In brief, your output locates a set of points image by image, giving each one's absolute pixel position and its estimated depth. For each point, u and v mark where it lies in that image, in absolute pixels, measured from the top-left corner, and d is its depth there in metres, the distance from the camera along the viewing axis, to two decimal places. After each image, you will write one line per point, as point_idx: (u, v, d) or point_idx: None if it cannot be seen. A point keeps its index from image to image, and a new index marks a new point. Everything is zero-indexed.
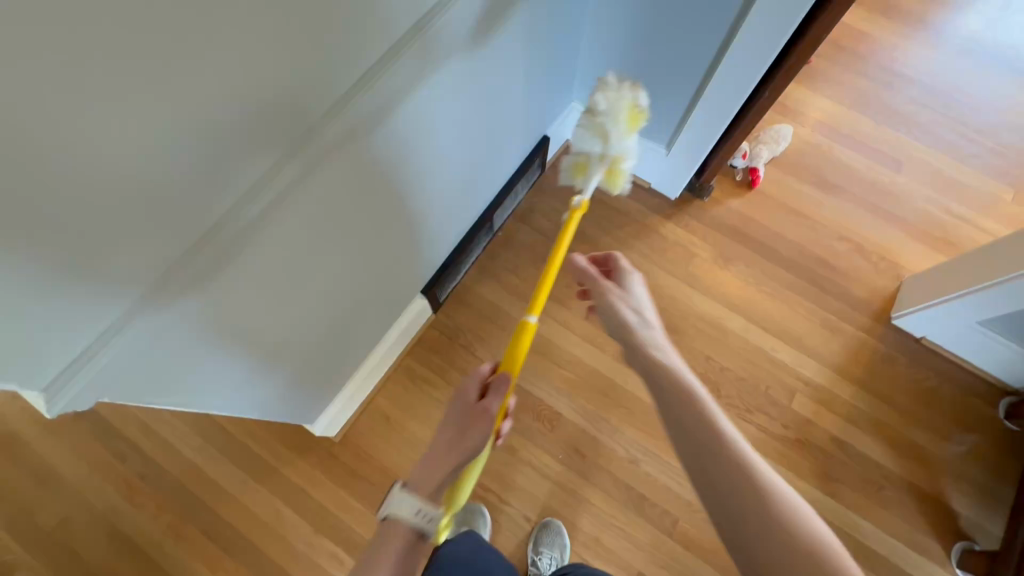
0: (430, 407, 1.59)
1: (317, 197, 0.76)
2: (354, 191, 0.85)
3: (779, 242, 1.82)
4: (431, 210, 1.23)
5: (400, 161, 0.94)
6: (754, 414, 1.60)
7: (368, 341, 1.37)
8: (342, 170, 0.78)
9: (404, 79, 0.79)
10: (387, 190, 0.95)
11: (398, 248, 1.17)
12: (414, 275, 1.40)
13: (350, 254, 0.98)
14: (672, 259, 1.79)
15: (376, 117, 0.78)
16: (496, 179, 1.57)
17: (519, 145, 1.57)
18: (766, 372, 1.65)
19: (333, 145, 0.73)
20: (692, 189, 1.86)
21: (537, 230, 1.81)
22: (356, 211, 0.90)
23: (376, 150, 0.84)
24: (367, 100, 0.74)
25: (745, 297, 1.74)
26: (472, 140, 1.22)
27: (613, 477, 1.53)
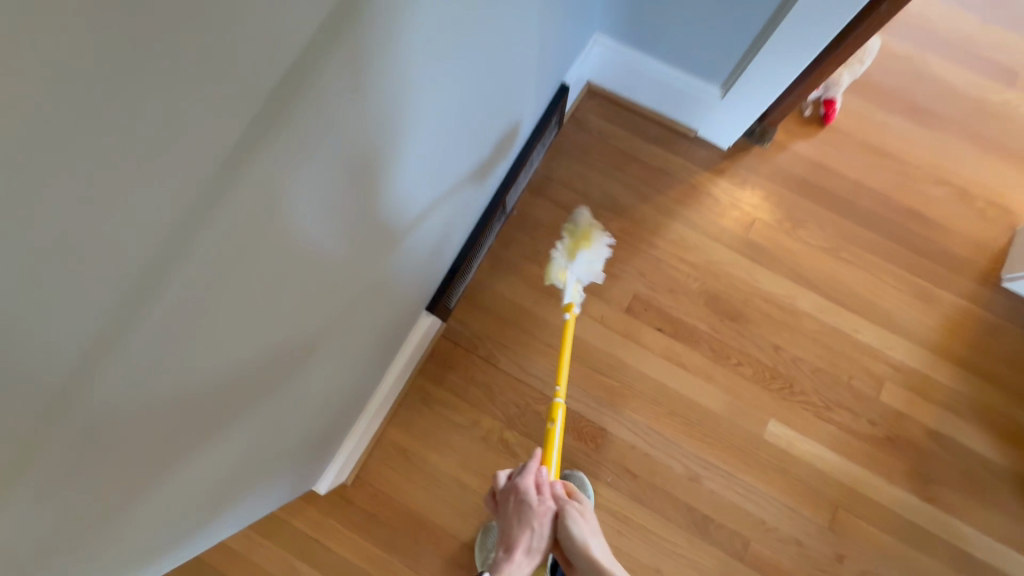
0: (452, 434, 1.36)
1: (280, 284, 0.52)
2: (333, 257, 0.61)
3: (861, 194, 1.46)
4: (421, 244, 0.94)
5: (390, 195, 0.69)
6: (836, 411, 1.35)
7: (366, 384, 1.12)
8: (312, 242, 0.54)
9: (392, 92, 0.55)
10: (376, 236, 0.71)
11: (393, 289, 0.92)
12: (415, 299, 1.11)
13: (335, 326, 0.74)
14: (729, 226, 1.46)
15: (356, 154, 0.54)
16: (506, 158, 1.23)
17: (531, 111, 1.22)
18: (847, 360, 1.38)
19: (298, 211, 0.48)
20: (751, 135, 1.51)
21: (559, 205, 1.47)
22: (337, 278, 0.65)
23: (359, 195, 0.59)
24: (345, 137, 0.50)
25: (821, 267, 1.42)
26: (473, 143, 0.93)
27: (672, 498, 1.32)
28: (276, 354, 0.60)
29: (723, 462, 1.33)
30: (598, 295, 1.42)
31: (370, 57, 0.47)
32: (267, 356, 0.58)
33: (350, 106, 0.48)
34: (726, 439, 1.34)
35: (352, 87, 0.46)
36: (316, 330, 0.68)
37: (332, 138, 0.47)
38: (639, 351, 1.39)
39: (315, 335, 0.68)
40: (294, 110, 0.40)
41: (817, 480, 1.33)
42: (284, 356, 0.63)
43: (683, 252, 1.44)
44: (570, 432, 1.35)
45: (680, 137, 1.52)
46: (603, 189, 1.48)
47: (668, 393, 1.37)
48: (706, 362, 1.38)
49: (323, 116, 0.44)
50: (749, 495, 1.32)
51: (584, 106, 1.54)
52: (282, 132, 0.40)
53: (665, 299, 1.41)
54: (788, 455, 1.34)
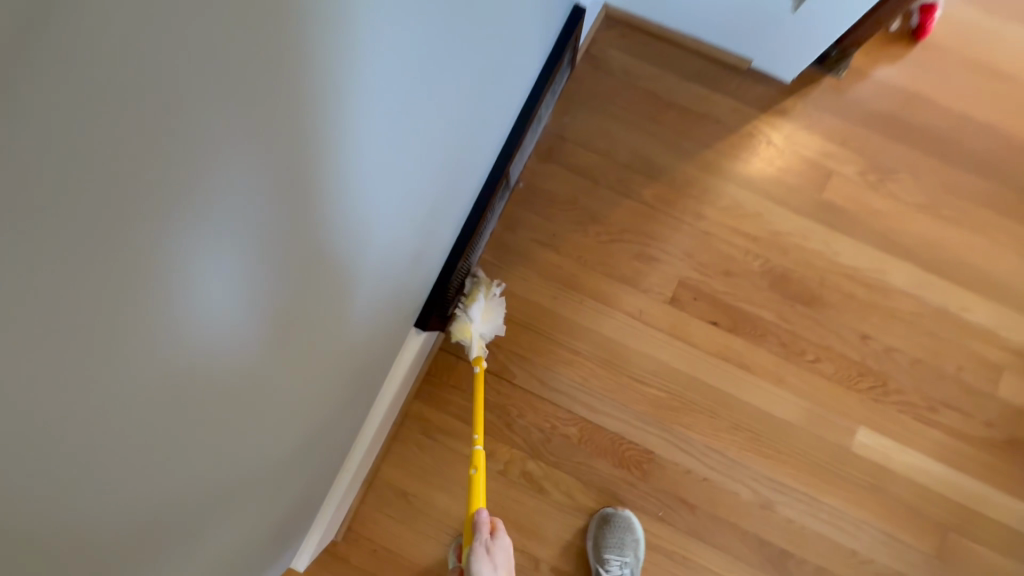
0: (461, 469, 1.09)
1: (177, 381, 0.34)
2: (262, 333, 0.43)
3: (966, 132, 1.14)
4: (399, 282, 0.74)
5: (347, 233, 0.51)
6: (941, 412, 1.08)
7: (343, 436, 0.84)
8: (224, 316, 0.36)
9: (344, 90, 0.41)
10: (330, 288, 0.53)
11: (358, 349, 0.70)
12: (396, 320, 0.83)
13: (271, 425, 0.53)
14: (797, 184, 1.13)
15: (291, 183, 0.38)
16: (503, 117, 0.92)
17: (532, 48, 0.90)
18: (954, 347, 1.09)
19: (193, 264, 0.31)
20: (822, 62, 1.17)
21: (577, 171, 1.15)
22: (270, 362, 0.46)
23: (298, 241, 0.42)
24: (271, 157, 0.35)
25: (917, 230, 1.11)
26: (464, 144, 0.76)
27: (740, 532, 1.06)
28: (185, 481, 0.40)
29: (801, 484, 1.07)
30: (632, 284, 1.12)
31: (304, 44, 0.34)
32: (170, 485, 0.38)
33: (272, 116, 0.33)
34: (804, 455, 1.08)
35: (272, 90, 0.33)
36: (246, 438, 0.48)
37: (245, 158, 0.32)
38: (690, 351, 1.10)
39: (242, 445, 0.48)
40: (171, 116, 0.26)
41: (919, 498, 1.07)
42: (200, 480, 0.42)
43: (739, 222, 1.13)
44: (609, 459, 1.08)
45: (727, 72, 1.18)
46: (631, 147, 1.15)
47: (730, 403, 1.09)
48: (776, 361, 1.09)
49: (225, 123, 0.30)
50: (836, 521, 1.06)
51: (600, 39, 1.19)
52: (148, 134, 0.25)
53: (719, 285, 1.11)
54: (883, 469, 1.07)
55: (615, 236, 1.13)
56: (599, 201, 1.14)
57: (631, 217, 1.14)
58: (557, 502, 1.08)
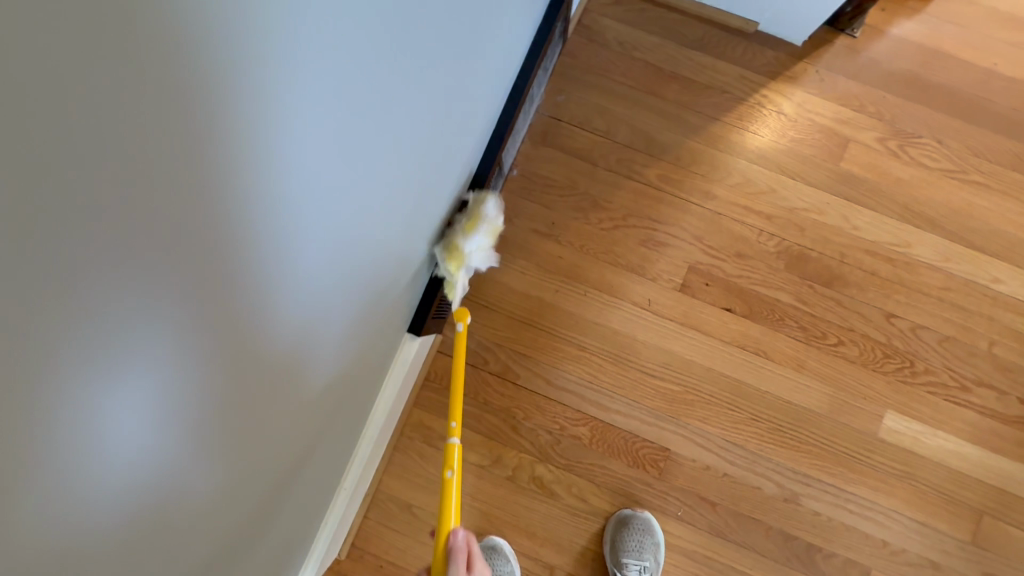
0: (467, 478, 1.03)
1: (113, 548, 0.27)
2: (217, 450, 0.36)
3: (993, 90, 1.06)
4: (375, 327, 0.67)
5: (314, 309, 0.44)
6: (972, 391, 1.01)
7: (338, 459, 0.77)
8: (164, 455, 0.30)
9: (296, 162, 0.34)
10: (300, 370, 0.46)
11: (339, 408, 0.64)
12: (386, 334, 0.76)
13: (243, 526, 0.46)
14: (812, 155, 1.05)
15: (240, 284, 0.31)
16: (490, 99, 0.84)
17: (518, 22, 0.82)
18: (985, 321, 1.02)
19: (119, 420, 0.25)
20: (834, 22, 1.08)
21: (574, 153, 1.07)
22: (233, 471, 0.40)
23: (256, 341, 0.36)
24: (213, 266, 0.28)
25: (942, 198, 1.04)
26: (437, 166, 0.70)
27: (765, 528, 1.00)
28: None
29: (827, 474, 1.01)
30: (639, 272, 1.05)
31: (251, 126, 0.27)
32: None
33: (212, 219, 0.27)
34: (828, 444, 1.01)
35: (213, 190, 0.26)
36: (214, 553, 0.42)
37: (182, 276, 0.26)
38: (704, 341, 1.03)
39: (211, 563, 0.41)
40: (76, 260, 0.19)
41: (953, 484, 1.00)
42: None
43: (750, 199, 1.05)
44: (622, 458, 1.02)
45: (732, 38, 1.09)
46: (632, 124, 1.07)
47: (748, 393, 1.02)
48: (795, 345, 1.03)
49: (151, 244, 0.23)
50: (865, 512, 1.00)
51: (593, 9, 1.10)
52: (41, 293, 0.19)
53: (732, 268, 1.04)
54: (913, 456, 1.01)
55: (618, 222, 1.06)
56: (600, 184, 1.06)
57: (634, 200, 1.06)
58: (569, 506, 1.02)
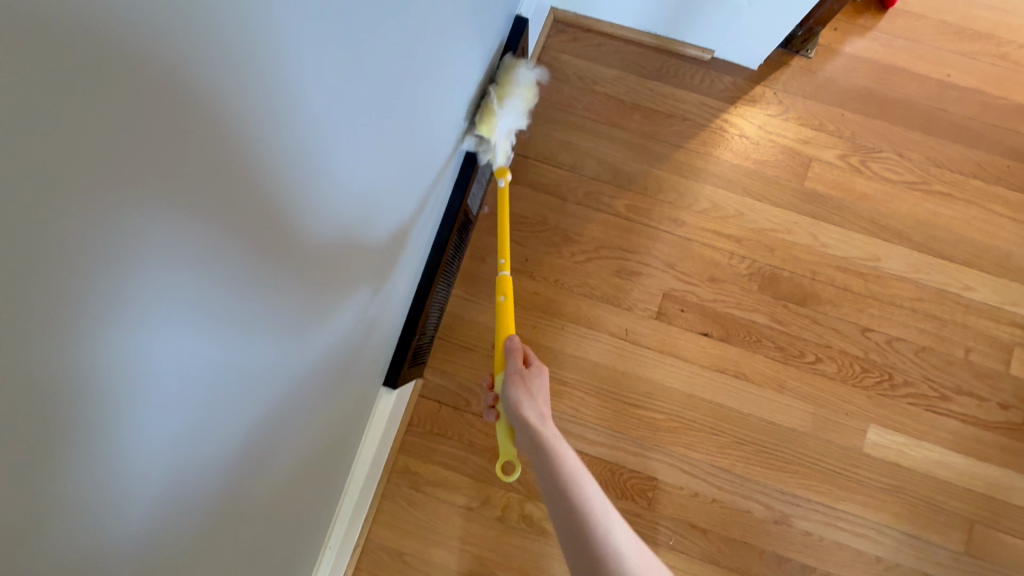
0: (456, 521, 1.02)
1: (150, 474, 0.32)
2: (241, 382, 0.40)
3: (949, 100, 1.08)
4: (382, 296, 0.72)
5: (323, 239, 0.47)
6: (953, 400, 1.02)
7: (319, 512, 0.76)
8: (220, 340, 0.35)
9: (329, 92, 0.40)
10: (330, 277, 0.52)
11: (350, 368, 0.67)
12: (362, 378, 0.76)
13: (274, 459, 0.51)
14: (777, 176, 1.07)
15: (276, 190, 0.37)
16: (460, 130, 0.84)
17: (481, 57, 0.83)
18: (959, 329, 1.03)
19: (186, 301, 0.30)
20: (787, 43, 1.10)
21: (543, 189, 1.08)
22: (260, 401, 0.44)
23: (294, 255, 0.43)
24: (229, 198, 0.31)
25: (908, 210, 1.05)
26: (436, 148, 0.74)
27: (758, 551, 1.00)
28: (186, 546, 0.39)
29: (815, 492, 1.00)
30: (615, 302, 1.05)
31: (234, 85, 0.29)
32: (168, 562, 0.38)
33: (213, 176, 0.29)
34: (815, 461, 1.01)
35: (208, 151, 0.28)
36: (247, 480, 0.47)
37: (190, 231, 0.29)
38: (684, 366, 1.04)
39: (244, 487, 0.47)
40: (95, 223, 0.22)
41: (941, 494, 1.00)
42: (214, 518, 0.42)
43: (719, 223, 1.06)
44: (611, 490, 1.02)
45: (690, 66, 1.11)
46: (598, 157, 1.08)
47: (731, 416, 1.02)
48: (775, 366, 1.03)
49: (163, 206, 0.26)
50: (857, 528, 1.00)
51: (552, 46, 1.12)
52: (73, 261, 0.22)
53: (706, 292, 1.05)
54: (900, 468, 1.01)
55: (591, 253, 1.06)
56: (570, 218, 1.07)
57: (605, 231, 1.07)
58: None
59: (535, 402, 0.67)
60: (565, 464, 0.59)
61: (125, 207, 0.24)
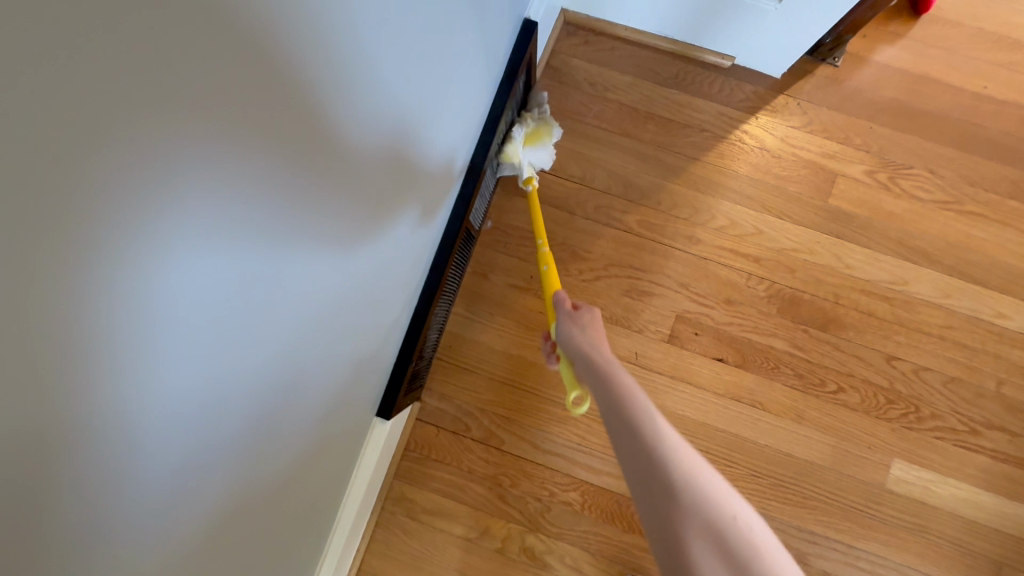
0: (453, 553, 0.97)
1: (172, 412, 0.31)
2: (264, 326, 0.40)
3: (984, 115, 1.01)
4: (400, 278, 0.70)
5: (347, 186, 0.46)
6: (984, 434, 0.96)
7: (311, 544, 0.71)
8: (246, 258, 0.35)
9: (356, 20, 0.40)
10: (357, 221, 0.51)
11: (365, 350, 0.66)
12: (359, 399, 0.71)
13: (297, 425, 0.51)
14: (800, 193, 1.00)
15: (306, 116, 0.37)
16: (468, 125, 0.80)
17: (489, 52, 0.79)
18: (991, 359, 0.97)
19: (216, 202, 0.30)
20: (813, 51, 1.04)
21: (551, 202, 1.02)
22: (282, 350, 0.44)
23: (323, 188, 0.42)
24: (256, 111, 0.31)
25: (939, 231, 0.99)
26: (453, 129, 0.73)
27: None
28: (211, 499, 0.39)
29: (834, 528, 0.95)
30: (624, 324, 0.99)
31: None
32: (193, 516, 0.37)
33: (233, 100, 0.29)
34: (834, 496, 0.95)
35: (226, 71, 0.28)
36: (272, 441, 0.46)
37: (211, 153, 0.28)
38: (696, 392, 0.98)
39: (269, 448, 0.46)
40: (111, 125, 0.22)
41: (968, 534, 0.94)
42: (233, 468, 0.41)
43: (737, 242, 1.00)
44: (617, 523, 0.96)
45: (708, 72, 1.05)
46: (610, 168, 1.02)
47: (746, 446, 0.97)
48: (793, 396, 0.97)
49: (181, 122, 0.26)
50: (878, 569, 0.94)
51: (562, 50, 1.05)
52: (88, 161, 0.21)
53: (722, 315, 0.99)
54: (925, 506, 0.95)
55: (600, 272, 1.00)
56: (579, 233, 1.01)
57: (616, 248, 1.01)
58: None
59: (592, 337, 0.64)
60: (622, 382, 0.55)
61: (148, 109, 0.23)
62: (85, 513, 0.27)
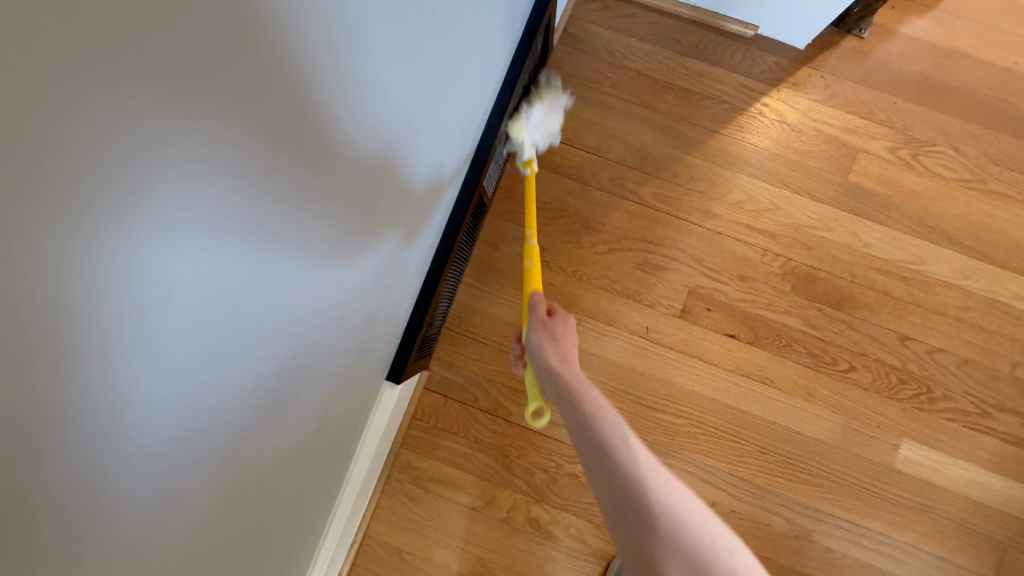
0: (458, 522, 0.97)
1: (164, 380, 0.30)
2: (260, 287, 0.37)
3: (1014, 92, 0.99)
4: (397, 281, 0.69)
5: (347, 137, 0.43)
6: (996, 416, 0.95)
7: (318, 506, 0.71)
8: (225, 304, 0.34)
9: (349, 77, 0.40)
10: (343, 261, 0.51)
11: (369, 328, 0.65)
12: (367, 368, 0.70)
13: (300, 388, 0.49)
14: (820, 168, 0.98)
15: (291, 171, 0.37)
16: (482, 90, 0.78)
17: (503, 3, 0.74)
18: (1007, 342, 0.96)
19: (193, 249, 0.29)
20: (839, 22, 1.01)
21: (565, 171, 1.00)
22: (273, 362, 0.43)
23: (304, 241, 0.42)
24: (238, 158, 0.30)
25: (961, 211, 0.97)
26: (457, 124, 0.71)
27: (776, 567, 0.94)
28: (217, 467, 0.38)
29: (840, 506, 0.94)
30: (636, 298, 0.98)
31: (234, 45, 0.28)
32: (201, 482, 0.36)
33: (209, 31, 0.26)
34: (842, 475, 0.95)
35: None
36: (258, 468, 0.46)
37: (186, 92, 0.25)
38: (707, 367, 0.97)
39: (274, 413, 0.45)
40: (65, 76, 0.19)
41: (974, 516, 0.94)
42: (218, 502, 0.40)
43: (753, 217, 0.98)
44: None
45: (729, 43, 1.02)
46: (626, 139, 1.00)
47: (755, 423, 0.96)
48: (804, 373, 0.96)
49: (152, 54, 0.23)
50: (882, 547, 0.94)
51: (580, 15, 1.02)
52: (40, 94, 0.18)
53: (735, 291, 0.98)
54: (932, 487, 0.95)
55: (613, 244, 0.99)
56: (592, 204, 0.99)
57: (630, 221, 0.99)
58: (568, 549, 0.96)
59: (561, 350, 0.59)
60: (591, 406, 0.51)
61: (128, 156, 0.23)
62: (65, 501, 0.25)
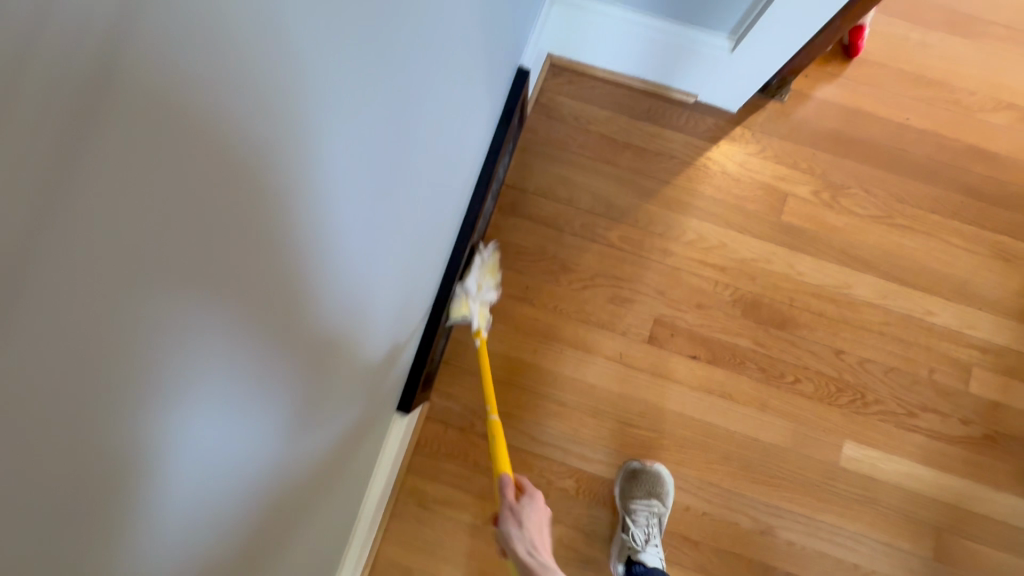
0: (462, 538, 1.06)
1: (185, 509, 0.34)
2: (270, 405, 0.41)
3: (908, 142, 1.19)
4: (393, 346, 0.77)
5: (338, 246, 0.45)
6: (921, 416, 1.11)
7: (326, 553, 0.77)
8: (251, 422, 0.39)
9: (344, 211, 0.44)
10: (340, 360, 0.55)
11: (371, 390, 0.72)
12: (380, 400, 0.80)
13: (298, 465, 0.52)
14: (757, 210, 1.16)
15: (300, 302, 0.41)
16: (472, 161, 0.93)
17: (483, 99, 0.87)
18: (924, 351, 1.12)
19: (231, 387, 0.34)
20: (764, 90, 1.21)
21: (542, 221, 1.15)
22: (282, 455, 0.47)
23: (309, 357, 0.46)
24: (268, 301, 0.36)
25: (875, 242, 1.15)
26: (444, 200, 0.81)
27: (747, 562, 1.05)
28: (231, 548, 0.42)
29: (797, 502, 1.08)
30: (609, 327, 1.12)
31: (271, 218, 0.34)
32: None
33: (233, 228, 0.30)
34: (796, 475, 1.09)
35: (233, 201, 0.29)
36: (268, 537, 0.50)
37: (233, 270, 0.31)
38: (674, 386, 1.11)
39: (263, 504, 0.47)
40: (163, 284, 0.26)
41: (911, 504, 1.08)
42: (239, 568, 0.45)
43: (705, 254, 1.14)
44: (608, 505, 1.07)
45: (675, 108, 1.20)
46: (593, 191, 1.16)
47: (719, 433, 1.10)
48: (758, 386, 1.11)
49: (195, 258, 0.28)
50: (835, 537, 1.07)
51: (549, 88, 1.20)
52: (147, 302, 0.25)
53: (694, 318, 1.13)
54: (873, 480, 1.09)
55: (587, 281, 1.14)
56: (566, 248, 1.14)
57: (600, 261, 1.14)
58: (562, 557, 1.05)
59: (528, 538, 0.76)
60: None
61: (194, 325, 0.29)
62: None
